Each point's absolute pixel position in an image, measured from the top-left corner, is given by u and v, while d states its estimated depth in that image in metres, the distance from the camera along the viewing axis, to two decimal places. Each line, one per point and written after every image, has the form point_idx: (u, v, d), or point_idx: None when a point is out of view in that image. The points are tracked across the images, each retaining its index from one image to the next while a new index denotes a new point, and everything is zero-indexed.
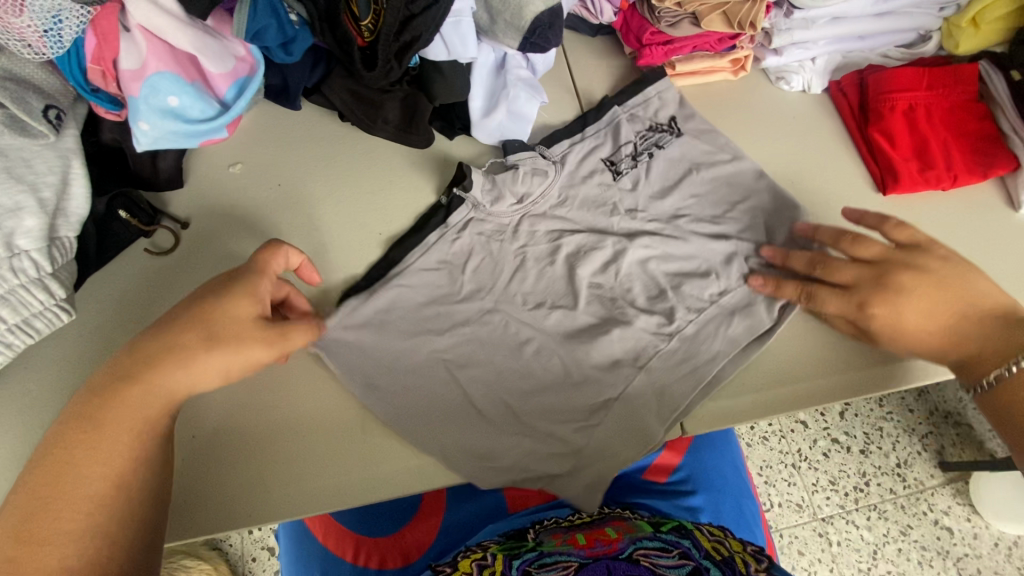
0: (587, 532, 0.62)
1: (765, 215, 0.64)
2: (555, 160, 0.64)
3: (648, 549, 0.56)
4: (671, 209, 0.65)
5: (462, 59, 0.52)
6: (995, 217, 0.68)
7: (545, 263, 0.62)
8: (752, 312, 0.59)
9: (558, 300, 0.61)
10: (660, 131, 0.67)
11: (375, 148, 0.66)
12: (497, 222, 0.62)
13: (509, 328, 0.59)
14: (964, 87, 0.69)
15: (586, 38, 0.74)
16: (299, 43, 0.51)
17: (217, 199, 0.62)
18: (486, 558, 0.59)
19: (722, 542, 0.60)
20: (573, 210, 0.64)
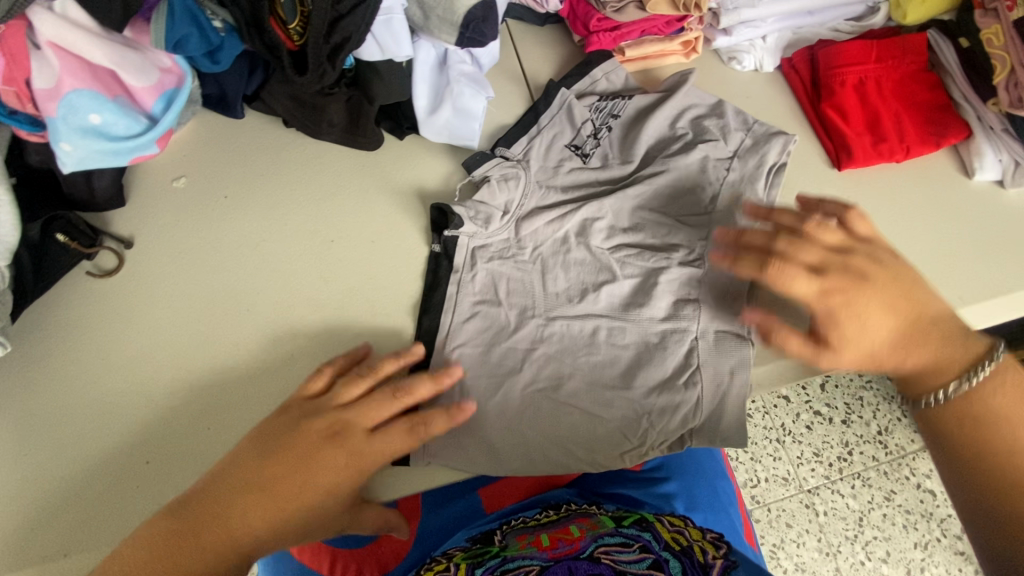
0: (552, 532, 0.62)
1: (718, 121, 0.67)
2: (518, 160, 0.64)
3: (610, 545, 0.56)
4: (644, 154, 0.66)
5: (396, 58, 0.50)
6: (951, 186, 0.68)
7: (562, 247, 0.61)
8: (747, 200, 0.63)
9: (591, 280, 0.60)
10: (611, 99, 0.68)
11: (323, 153, 0.64)
12: (497, 241, 0.61)
13: (573, 329, 0.57)
14: (913, 58, 0.69)
15: (534, 28, 0.73)
16: (226, 51, 0.50)
17: (161, 215, 0.61)
18: (450, 568, 0.59)
19: (681, 531, 0.60)
20: (559, 199, 0.64)
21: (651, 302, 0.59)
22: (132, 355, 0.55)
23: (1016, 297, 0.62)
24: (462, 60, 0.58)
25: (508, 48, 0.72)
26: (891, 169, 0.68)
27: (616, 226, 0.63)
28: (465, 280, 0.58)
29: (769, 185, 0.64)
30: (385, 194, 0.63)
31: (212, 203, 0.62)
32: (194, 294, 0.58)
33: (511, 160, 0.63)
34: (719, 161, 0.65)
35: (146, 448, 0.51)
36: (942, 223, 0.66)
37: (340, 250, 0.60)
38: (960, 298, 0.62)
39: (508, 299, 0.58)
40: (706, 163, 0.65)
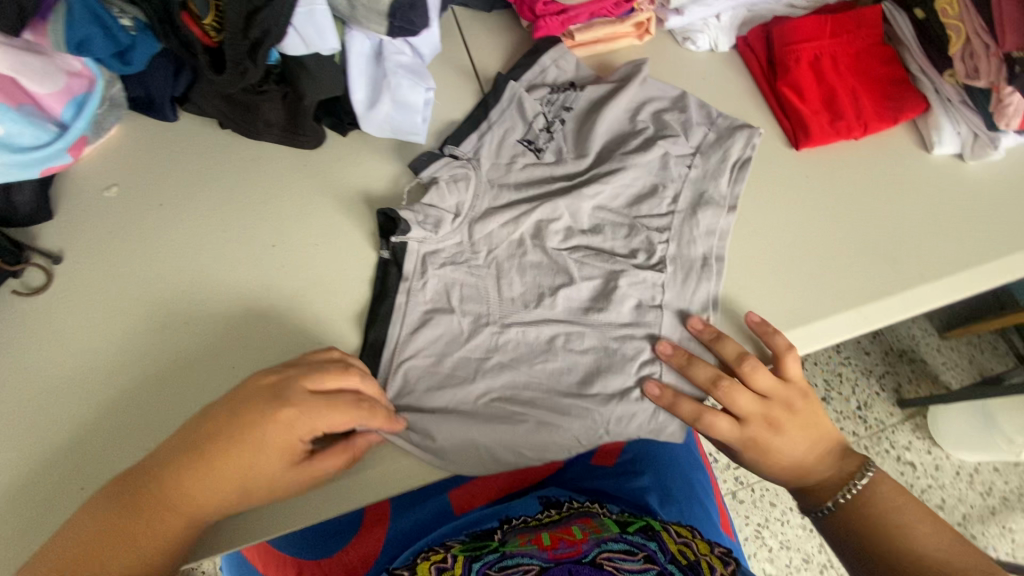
0: (553, 531, 0.62)
1: (677, 116, 0.66)
2: (468, 158, 0.61)
3: (613, 552, 0.56)
4: (599, 150, 0.65)
5: (322, 51, 0.48)
6: (911, 161, 0.67)
7: (517, 250, 0.59)
8: (708, 199, 0.62)
9: (549, 283, 0.58)
10: (563, 91, 0.65)
11: (262, 154, 0.61)
12: (449, 245, 0.59)
13: (529, 336, 0.56)
14: (868, 31, 0.68)
15: (481, 14, 0.70)
16: (137, 50, 0.48)
17: (93, 228, 0.58)
18: (446, 560, 0.58)
19: (688, 544, 0.59)
20: (513, 199, 0.62)
21: (611, 307, 0.57)
22: (67, 376, 0.52)
23: (979, 272, 0.61)
24: (399, 51, 0.56)
25: (455, 37, 0.69)
26: (849, 146, 0.67)
27: (572, 226, 0.61)
28: (417, 287, 0.56)
29: (732, 186, 0.63)
30: (329, 195, 0.60)
31: (146, 213, 0.59)
32: (131, 309, 0.55)
33: (462, 158, 0.61)
34: (680, 158, 0.64)
35: (83, 473, 0.49)
36: (904, 198, 0.65)
37: (283, 256, 0.58)
38: (921, 275, 0.61)
39: (463, 307, 0.56)
40: (667, 159, 0.64)
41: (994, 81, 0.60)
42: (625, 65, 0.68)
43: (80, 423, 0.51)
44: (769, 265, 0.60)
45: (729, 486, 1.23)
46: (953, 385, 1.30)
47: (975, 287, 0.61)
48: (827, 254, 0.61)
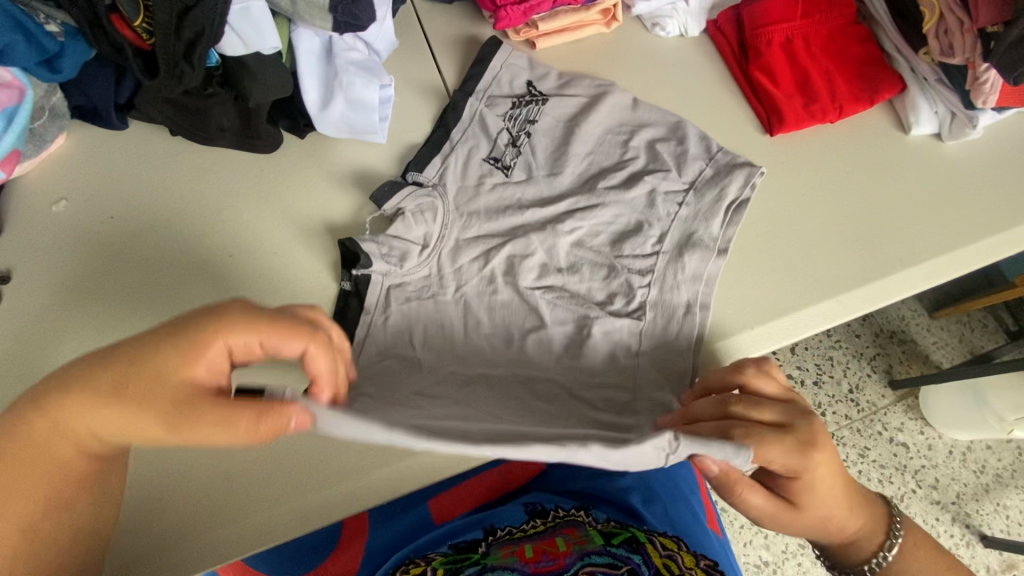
0: (536, 542, 0.61)
1: (665, 145, 0.63)
2: (433, 185, 0.59)
3: (596, 565, 0.55)
4: (575, 176, 0.62)
5: (263, 49, 0.46)
6: (889, 142, 0.65)
7: (487, 289, 0.57)
8: (696, 243, 0.58)
9: (520, 323, 0.56)
10: (526, 104, 0.63)
11: (217, 160, 0.59)
12: (416, 279, 0.57)
13: (494, 383, 0.53)
14: (842, 10, 0.66)
15: (443, 7, 0.68)
16: (68, 59, 0.46)
17: (41, 244, 0.55)
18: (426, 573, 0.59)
19: (673, 557, 0.58)
20: (482, 227, 0.59)
21: (584, 351, 0.55)
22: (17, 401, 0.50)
23: (961, 254, 0.60)
24: (350, 47, 0.54)
25: (416, 32, 0.67)
26: (825, 130, 0.65)
27: (546, 262, 0.58)
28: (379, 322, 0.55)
29: (724, 230, 0.59)
30: (288, 201, 0.58)
31: (98, 227, 0.56)
32: (83, 328, 0.53)
33: (428, 186, 0.59)
34: (669, 195, 0.60)
35: None
36: (883, 180, 0.63)
37: (240, 266, 0.55)
38: (901, 259, 0.59)
39: (425, 351, 0.54)
40: (654, 195, 0.60)
41: (970, 57, 0.58)
42: (597, 80, 0.65)
43: None
44: (752, 278, 0.58)
45: None
46: (944, 364, 1.29)
47: (955, 269, 0.60)
48: (804, 242, 0.60)
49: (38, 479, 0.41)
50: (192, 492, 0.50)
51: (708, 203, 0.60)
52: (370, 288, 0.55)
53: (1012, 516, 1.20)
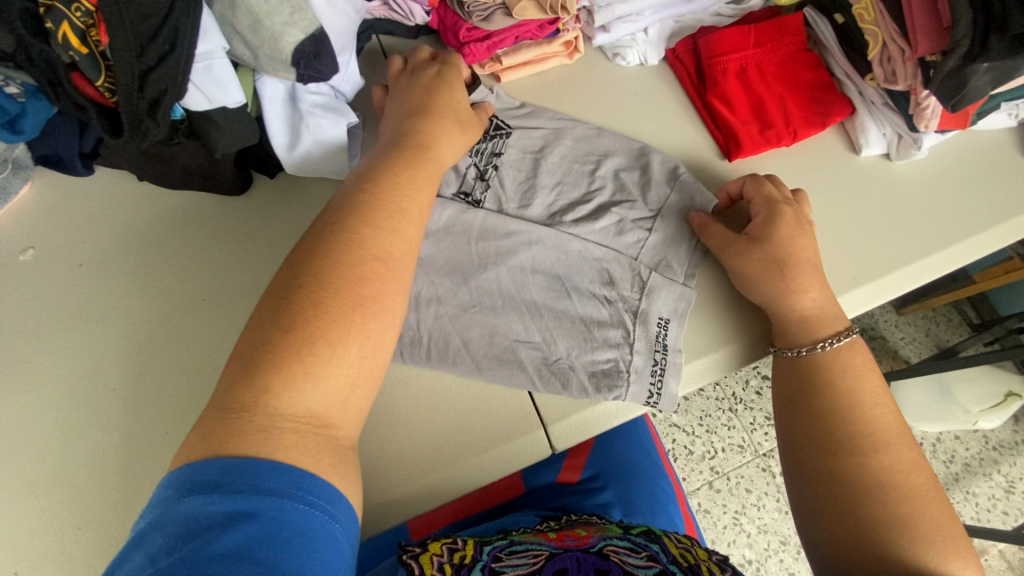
0: (558, 529, 0.63)
1: (628, 172, 0.65)
2: None
3: (618, 548, 0.58)
4: (545, 209, 0.63)
5: (228, 104, 0.47)
6: (842, 163, 0.68)
7: (468, 284, 0.57)
8: (668, 268, 0.60)
9: (499, 315, 0.56)
10: (491, 138, 0.64)
11: (188, 204, 0.59)
12: (400, 313, 0.56)
13: (477, 409, 0.54)
14: (792, 39, 0.69)
15: (407, 42, 0.69)
16: (29, 118, 0.47)
17: (11, 294, 0.55)
18: (456, 542, 0.55)
19: (689, 550, 0.60)
20: (450, 258, 0.58)
21: (562, 331, 0.56)
22: None
23: (912, 268, 0.63)
24: (313, 91, 0.55)
25: (381, 69, 0.68)
26: (781, 153, 0.68)
27: (526, 252, 0.59)
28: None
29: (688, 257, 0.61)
30: (259, 241, 0.58)
31: (67, 275, 0.56)
32: (52, 380, 0.52)
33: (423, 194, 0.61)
34: (638, 221, 0.62)
35: (12, 559, 0.47)
36: (838, 199, 0.66)
37: (212, 308, 0.55)
38: (856, 277, 0.62)
39: (403, 351, 0.55)
40: (623, 226, 0.62)
41: (911, 84, 0.62)
42: (559, 113, 0.67)
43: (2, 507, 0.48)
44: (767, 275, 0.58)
45: (705, 477, 1.25)
46: (911, 359, 1.34)
47: (908, 282, 0.63)
48: None
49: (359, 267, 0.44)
50: None
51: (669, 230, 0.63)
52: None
53: (980, 503, 1.25)
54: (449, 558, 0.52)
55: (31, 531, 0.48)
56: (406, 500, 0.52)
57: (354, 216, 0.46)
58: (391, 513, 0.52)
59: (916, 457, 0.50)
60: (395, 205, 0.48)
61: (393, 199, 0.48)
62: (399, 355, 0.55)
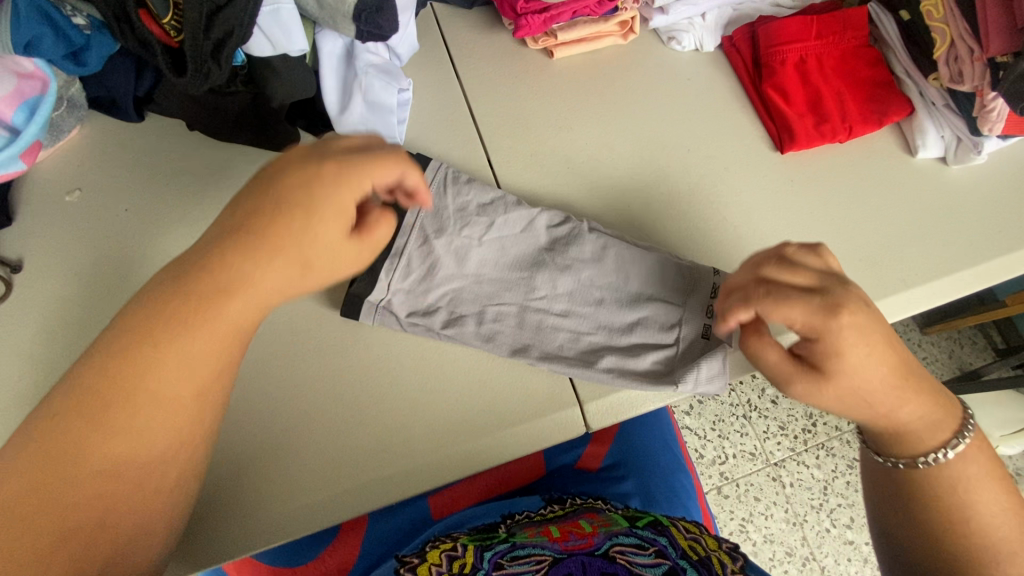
0: (561, 524, 0.61)
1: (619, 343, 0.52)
2: (436, 208, 0.57)
3: (624, 544, 0.56)
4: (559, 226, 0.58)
5: (290, 52, 0.48)
6: (894, 164, 0.66)
7: (506, 264, 0.56)
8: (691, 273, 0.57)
9: (535, 305, 0.55)
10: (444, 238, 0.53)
11: (234, 156, 0.58)
12: (438, 296, 0.55)
13: (511, 385, 0.54)
14: (854, 33, 0.67)
15: (462, 12, 0.69)
16: (93, 51, 0.47)
17: (56, 234, 0.55)
18: (456, 549, 0.58)
19: (698, 539, 0.58)
20: (484, 243, 0.56)
21: (598, 316, 0.55)
22: (25, 390, 0.50)
23: (960, 276, 0.61)
24: (371, 50, 0.55)
25: (435, 36, 0.67)
26: (834, 149, 0.66)
27: (564, 235, 0.57)
28: (398, 327, 0.55)
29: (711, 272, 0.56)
30: None
31: (110, 219, 0.56)
32: (91, 321, 0.52)
33: (448, 177, 0.57)
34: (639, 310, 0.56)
35: None
36: (888, 200, 0.64)
37: None
38: (903, 280, 0.61)
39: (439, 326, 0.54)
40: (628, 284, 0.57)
41: (977, 85, 0.60)
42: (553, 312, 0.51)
43: None
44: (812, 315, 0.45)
45: (714, 482, 1.23)
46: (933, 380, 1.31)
47: (955, 290, 0.61)
48: None
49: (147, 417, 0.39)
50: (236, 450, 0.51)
51: (711, 220, 0.62)
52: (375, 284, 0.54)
53: None
54: (447, 568, 0.56)
55: None
56: (433, 470, 0.51)
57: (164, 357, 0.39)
58: (419, 482, 0.51)
59: (977, 471, 0.47)
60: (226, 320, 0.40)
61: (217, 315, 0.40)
62: (437, 331, 0.54)
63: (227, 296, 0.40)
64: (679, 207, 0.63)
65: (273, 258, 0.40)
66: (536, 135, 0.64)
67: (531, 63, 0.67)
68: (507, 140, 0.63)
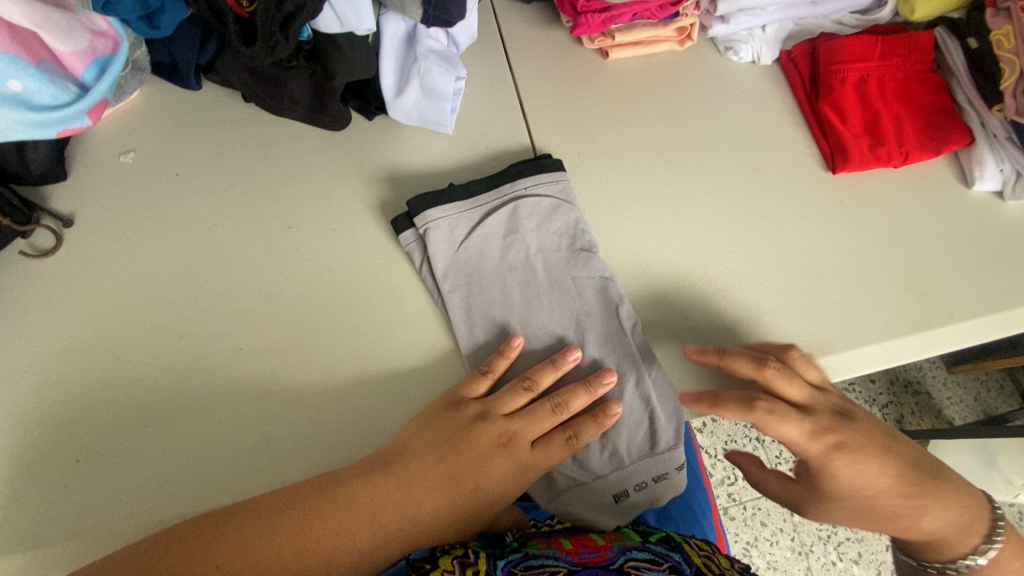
0: (572, 532, 0.52)
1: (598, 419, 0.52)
2: (501, 200, 0.57)
3: (640, 559, 0.48)
4: (606, 288, 0.54)
5: (357, 30, 0.49)
6: (948, 194, 0.64)
7: (542, 278, 0.54)
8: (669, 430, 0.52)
9: (538, 329, 0.53)
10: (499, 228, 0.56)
11: (285, 130, 0.59)
12: (460, 267, 0.54)
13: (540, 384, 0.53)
14: (918, 57, 0.66)
15: (521, 6, 0.69)
16: (166, 16, 0.48)
17: (108, 193, 0.56)
18: (467, 556, 0.47)
19: (711, 557, 0.53)
20: (532, 254, 0.55)
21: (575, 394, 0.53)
22: (67, 342, 0.51)
23: (1010, 315, 0.59)
24: (432, 36, 0.56)
25: (492, 29, 0.68)
26: (887, 174, 0.65)
27: (622, 343, 0.53)
28: (415, 268, 0.55)
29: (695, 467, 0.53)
30: (349, 176, 0.57)
31: (160, 183, 0.57)
32: (135, 280, 0.53)
33: (534, 189, 0.57)
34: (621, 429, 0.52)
35: (78, 444, 0.48)
36: (938, 231, 0.63)
37: (297, 238, 0.55)
38: (949, 313, 0.59)
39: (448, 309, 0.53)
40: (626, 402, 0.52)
41: None
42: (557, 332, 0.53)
43: (77, 395, 0.49)
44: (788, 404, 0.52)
45: (721, 503, 1.21)
46: (955, 421, 1.27)
47: (1003, 329, 0.59)
48: (853, 284, 0.60)
49: (359, 525, 0.45)
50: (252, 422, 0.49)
51: (756, 235, 0.61)
52: (423, 213, 0.54)
53: None
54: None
55: (97, 422, 0.48)
56: None
57: (339, 503, 0.45)
58: None
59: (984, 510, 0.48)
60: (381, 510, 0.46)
61: (380, 503, 0.46)
62: (439, 293, 0.54)
63: (404, 484, 0.47)
64: (725, 219, 0.62)
65: (396, 484, 0.47)
66: (584, 135, 0.64)
67: (585, 62, 0.67)
68: (554, 138, 0.63)
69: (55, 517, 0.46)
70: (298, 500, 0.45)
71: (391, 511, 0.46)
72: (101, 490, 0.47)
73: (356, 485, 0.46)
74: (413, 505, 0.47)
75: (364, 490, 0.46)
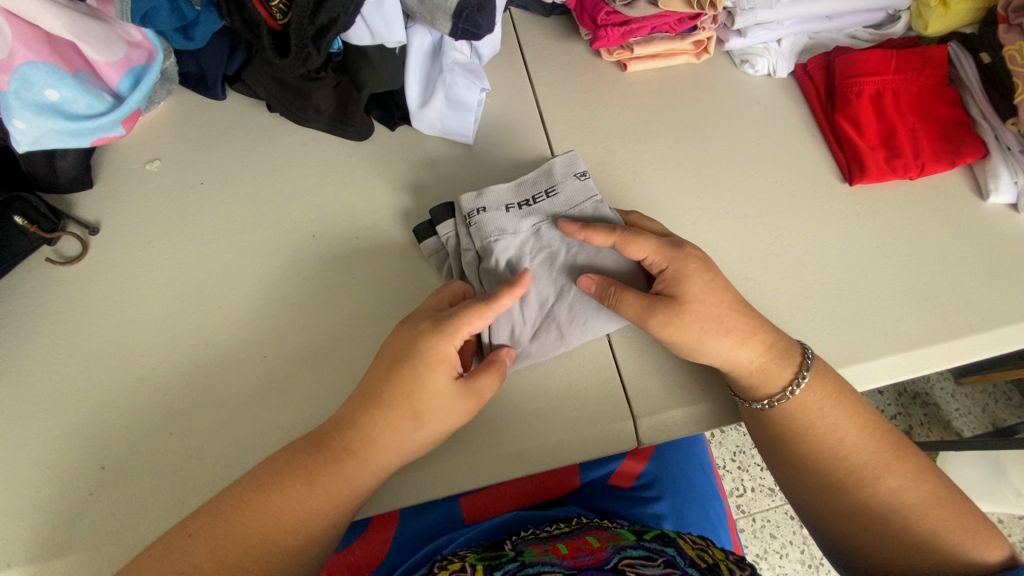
0: (568, 541, 0.58)
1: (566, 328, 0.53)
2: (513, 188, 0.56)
3: (633, 557, 0.52)
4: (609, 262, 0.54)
5: (388, 42, 0.50)
6: (963, 206, 0.65)
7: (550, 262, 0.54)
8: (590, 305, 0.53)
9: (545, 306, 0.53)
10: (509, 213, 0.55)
11: (309, 140, 0.59)
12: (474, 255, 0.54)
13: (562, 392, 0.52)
14: (933, 71, 0.66)
15: (540, 19, 0.70)
16: (201, 27, 0.49)
17: (132, 201, 0.56)
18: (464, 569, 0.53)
19: (705, 550, 0.55)
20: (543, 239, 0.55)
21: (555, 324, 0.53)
22: (91, 349, 0.51)
23: None
24: (457, 48, 0.57)
25: (513, 41, 0.69)
26: (903, 186, 0.65)
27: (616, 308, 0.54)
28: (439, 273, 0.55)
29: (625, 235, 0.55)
30: (371, 185, 0.58)
31: (184, 191, 0.57)
32: (159, 288, 0.53)
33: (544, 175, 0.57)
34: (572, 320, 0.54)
35: (101, 452, 0.48)
36: (953, 243, 0.63)
37: (319, 246, 0.55)
38: (968, 324, 0.59)
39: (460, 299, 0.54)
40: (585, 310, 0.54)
41: None
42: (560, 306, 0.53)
43: (101, 402, 0.49)
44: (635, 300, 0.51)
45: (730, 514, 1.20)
46: (965, 433, 1.27)
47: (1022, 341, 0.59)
48: (871, 294, 0.60)
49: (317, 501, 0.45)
50: (275, 430, 0.49)
51: (773, 245, 0.62)
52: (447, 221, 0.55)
53: None
54: None
55: (120, 429, 0.48)
56: (477, 468, 0.50)
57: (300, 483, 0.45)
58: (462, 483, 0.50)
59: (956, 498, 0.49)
60: (337, 488, 0.46)
61: (336, 481, 0.46)
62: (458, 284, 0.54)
63: (350, 460, 0.46)
64: (743, 229, 0.62)
65: (342, 467, 0.46)
66: (603, 145, 0.64)
67: (604, 74, 0.68)
68: (574, 148, 0.64)
69: (78, 526, 0.45)
70: (263, 483, 0.45)
71: (346, 487, 0.46)
72: (124, 499, 0.46)
73: (310, 468, 0.45)
74: (363, 474, 0.46)
75: (308, 471, 0.45)
